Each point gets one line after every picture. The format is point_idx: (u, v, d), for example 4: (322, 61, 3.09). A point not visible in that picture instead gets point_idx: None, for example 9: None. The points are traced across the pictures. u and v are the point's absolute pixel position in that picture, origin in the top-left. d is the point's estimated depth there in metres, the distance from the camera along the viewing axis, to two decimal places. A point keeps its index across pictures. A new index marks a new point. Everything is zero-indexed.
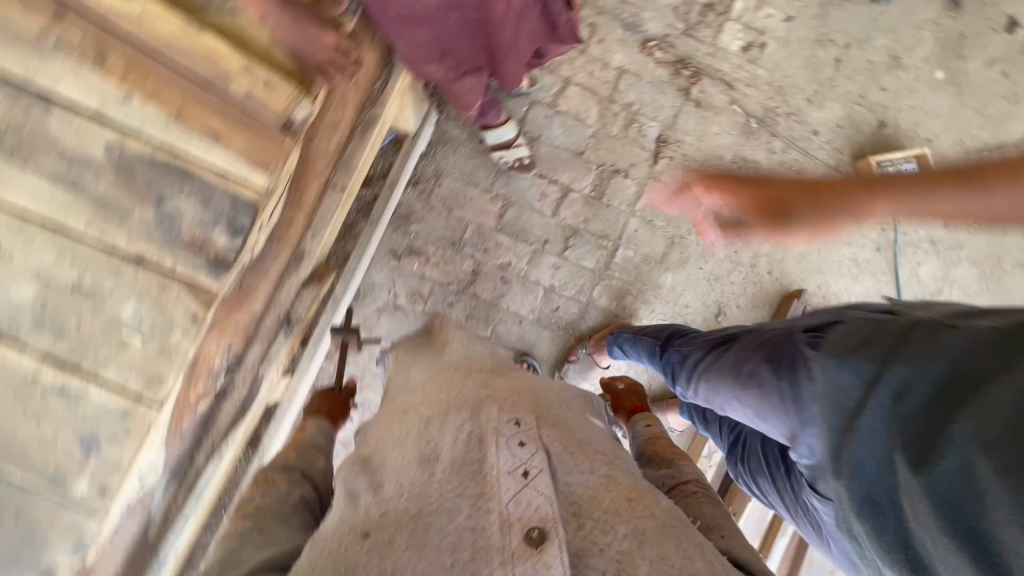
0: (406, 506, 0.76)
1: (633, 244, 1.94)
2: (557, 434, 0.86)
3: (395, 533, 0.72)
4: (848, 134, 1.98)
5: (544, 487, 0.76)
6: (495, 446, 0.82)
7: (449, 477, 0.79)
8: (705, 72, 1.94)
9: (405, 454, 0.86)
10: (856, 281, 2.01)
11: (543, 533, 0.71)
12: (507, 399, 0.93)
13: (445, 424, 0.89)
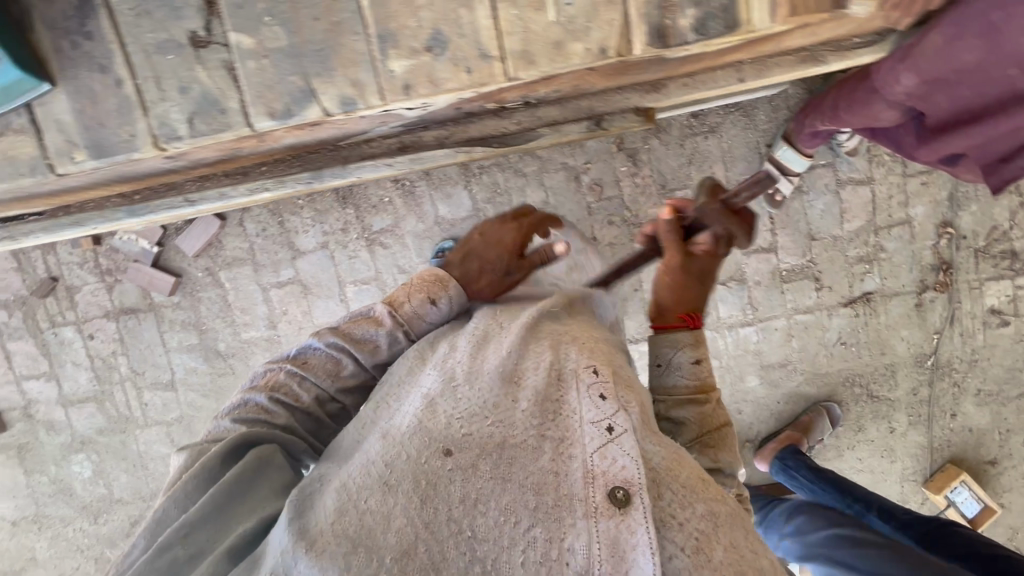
0: (489, 431, 0.78)
1: (763, 335, 1.87)
2: (632, 400, 0.82)
3: (477, 459, 0.75)
4: (969, 442, 1.96)
5: (630, 448, 0.76)
6: (575, 393, 0.82)
7: (528, 418, 0.80)
8: (952, 291, 1.88)
9: (484, 359, 0.86)
10: None
11: (628, 494, 0.73)
12: (587, 342, 0.90)
13: (522, 348, 0.87)
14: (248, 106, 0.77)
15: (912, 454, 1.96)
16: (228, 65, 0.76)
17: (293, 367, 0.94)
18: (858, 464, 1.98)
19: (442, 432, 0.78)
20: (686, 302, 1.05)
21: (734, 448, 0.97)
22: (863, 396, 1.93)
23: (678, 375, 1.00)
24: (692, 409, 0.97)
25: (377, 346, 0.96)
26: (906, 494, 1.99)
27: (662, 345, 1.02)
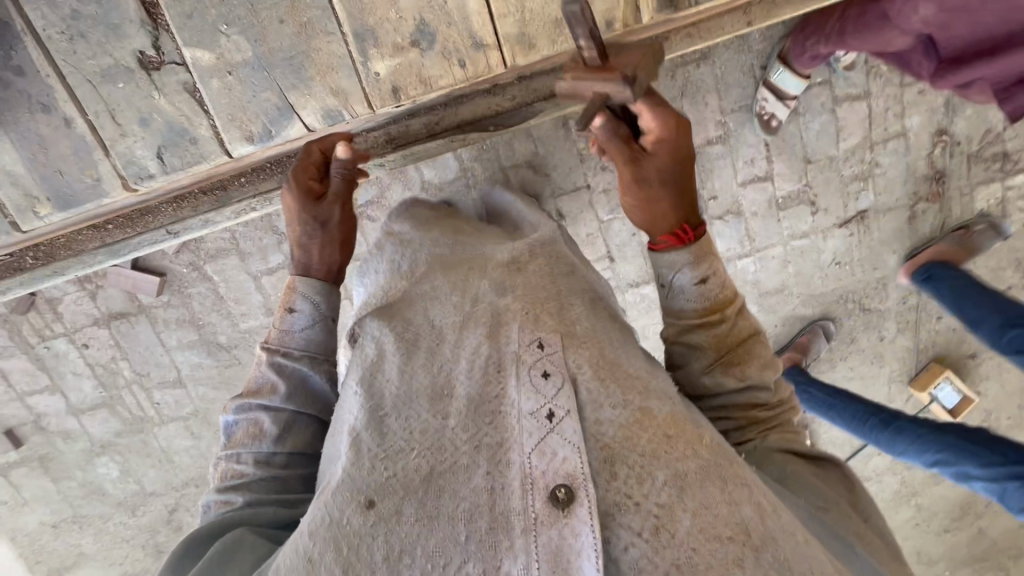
0: (418, 462, 0.79)
1: (761, 264, 1.89)
2: (584, 357, 0.87)
3: (401, 505, 0.75)
4: (952, 340, 2.07)
5: (571, 435, 0.78)
6: (514, 382, 0.84)
7: (465, 434, 0.81)
8: (943, 199, 1.89)
9: (413, 376, 0.88)
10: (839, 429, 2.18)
11: (571, 491, 0.74)
12: (531, 312, 0.92)
13: (459, 341, 0.91)
14: (219, 130, 1.20)
15: (900, 359, 2.08)
16: (183, 84, 1.16)
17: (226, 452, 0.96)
18: (851, 374, 2.09)
19: (361, 480, 0.78)
20: (669, 216, 1.00)
21: (764, 358, 0.99)
22: (856, 311, 2.00)
23: (684, 299, 1.00)
24: (704, 334, 0.99)
25: (276, 384, 0.99)
26: (894, 395, 2.13)
27: (661, 267, 1.01)
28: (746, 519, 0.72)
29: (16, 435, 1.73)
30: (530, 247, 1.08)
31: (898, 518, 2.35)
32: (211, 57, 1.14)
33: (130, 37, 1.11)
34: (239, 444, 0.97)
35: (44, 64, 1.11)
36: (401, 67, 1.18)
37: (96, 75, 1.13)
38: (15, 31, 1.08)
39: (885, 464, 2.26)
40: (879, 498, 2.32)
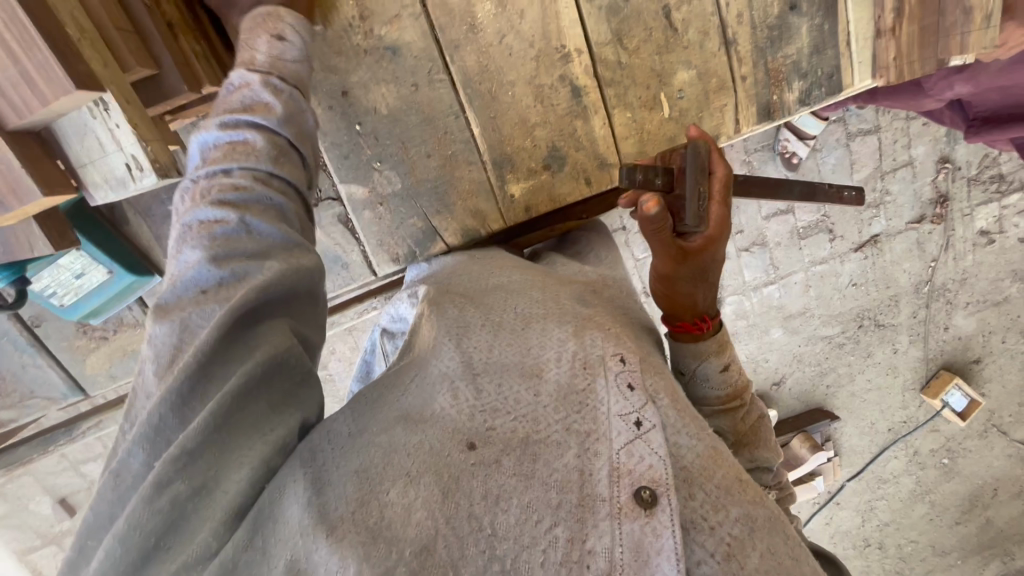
0: (515, 426, 0.70)
1: (785, 289, 1.99)
2: (661, 383, 0.78)
3: (501, 455, 0.67)
4: (958, 348, 2.20)
5: (659, 446, 0.69)
6: (603, 382, 0.75)
7: (559, 411, 0.72)
8: (947, 221, 2.00)
9: (503, 352, 0.81)
10: (858, 435, 2.30)
11: (655, 496, 0.65)
12: (609, 328, 0.85)
13: (546, 330, 0.84)
14: (365, 254, 1.40)
15: (911, 368, 2.21)
16: (339, 216, 1.37)
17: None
18: (868, 385, 2.22)
19: (461, 423, 0.69)
20: (699, 303, 0.98)
21: (768, 441, 1.05)
22: (871, 327, 2.12)
23: (709, 386, 1.00)
24: (726, 419, 1.00)
25: (272, 106, 0.80)
26: (907, 401, 2.27)
27: (686, 357, 1.00)
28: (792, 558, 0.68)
29: (70, 502, 1.73)
30: (591, 281, 1.06)
31: (912, 514, 2.48)
32: (363, 190, 1.27)
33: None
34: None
35: None
36: (535, 188, 1.31)
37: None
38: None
39: (900, 464, 2.39)
40: (896, 496, 2.45)
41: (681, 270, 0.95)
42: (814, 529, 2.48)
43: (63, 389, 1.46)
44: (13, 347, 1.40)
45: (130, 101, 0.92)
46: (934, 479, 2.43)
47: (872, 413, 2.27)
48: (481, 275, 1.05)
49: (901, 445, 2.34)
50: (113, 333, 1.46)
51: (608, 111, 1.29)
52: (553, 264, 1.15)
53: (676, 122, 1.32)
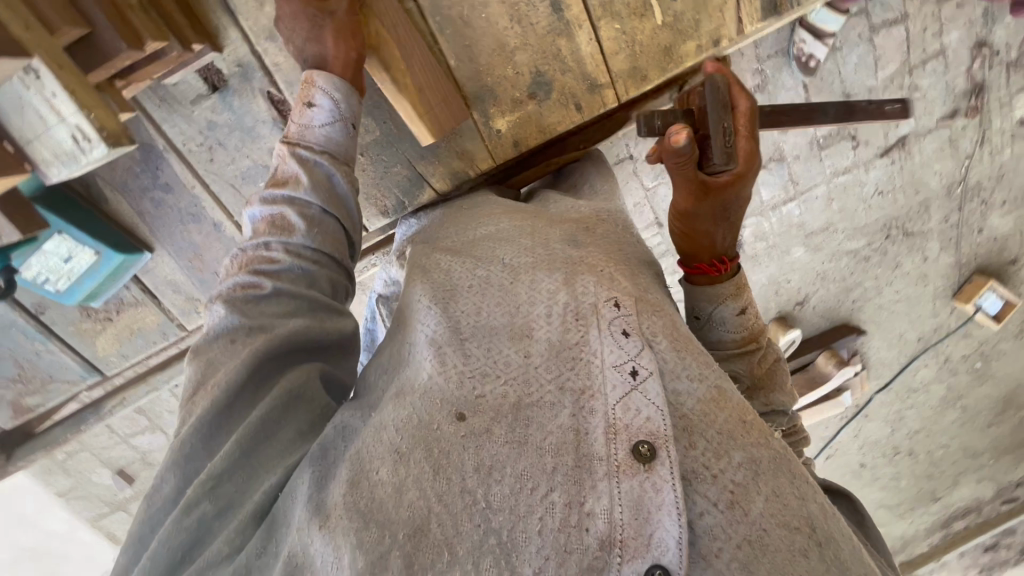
0: (506, 391, 0.73)
1: (806, 205, 1.90)
2: (659, 324, 0.78)
3: (492, 423, 0.70)
4: (992, 249, 2.10)
5: (655, 396, 0.69)
6: (596, 333, 0.76)
7: (549, 372, 0.74)
8: (982, 114, 1.85)
9: (491, 314, 0.82)
10: (886, 348, 2.27)
11: (653, 449, 0.66)
12: (604, 272, 0.84)
13: (535, 282, 0.84)
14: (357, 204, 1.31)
15: (942, 275, 2.13)
16: None
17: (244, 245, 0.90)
18: (897, 297, 2.15)
19: (455, 395, 0.73)
20: (716, 244, 0.97)
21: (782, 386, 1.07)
22: (899, 237, 2.03)
23: (724, 333, 1.01)
24: (742, 361, 1.02)
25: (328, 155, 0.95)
26: (938, 309, 2.20)
27: (701, 301, 1.00)
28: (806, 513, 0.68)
29: (128, 472, 1.86)
30: (588, 215, 1.02)
31: (942, 420, 2.48)
32: None
33: (266, 139, 1.31)
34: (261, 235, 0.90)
35: (187, 177, 1.34)
36: (523, 120, 1.25)
37: (235, 179, 1.35)
38: (158, 151, 1.30)
39: (930, 373, 2.36)
40: (926, 404, 2.44)
41: (703, 210, 0.93)
42: (843, 442, 2.51)
43: (81, 371, 1.52)
44: (23, 336, 1.43)
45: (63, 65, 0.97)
46: (966, 385, 2.40)
47: (900, 325, 2.22)
48: (469, 224, 1.02)
49: (931, 354, 2.30)
50: (116, 314, 1.48)
51: (593, 24, 1.20)
52: (543, 200, 1.11)
53: (670, 29, 1.21)
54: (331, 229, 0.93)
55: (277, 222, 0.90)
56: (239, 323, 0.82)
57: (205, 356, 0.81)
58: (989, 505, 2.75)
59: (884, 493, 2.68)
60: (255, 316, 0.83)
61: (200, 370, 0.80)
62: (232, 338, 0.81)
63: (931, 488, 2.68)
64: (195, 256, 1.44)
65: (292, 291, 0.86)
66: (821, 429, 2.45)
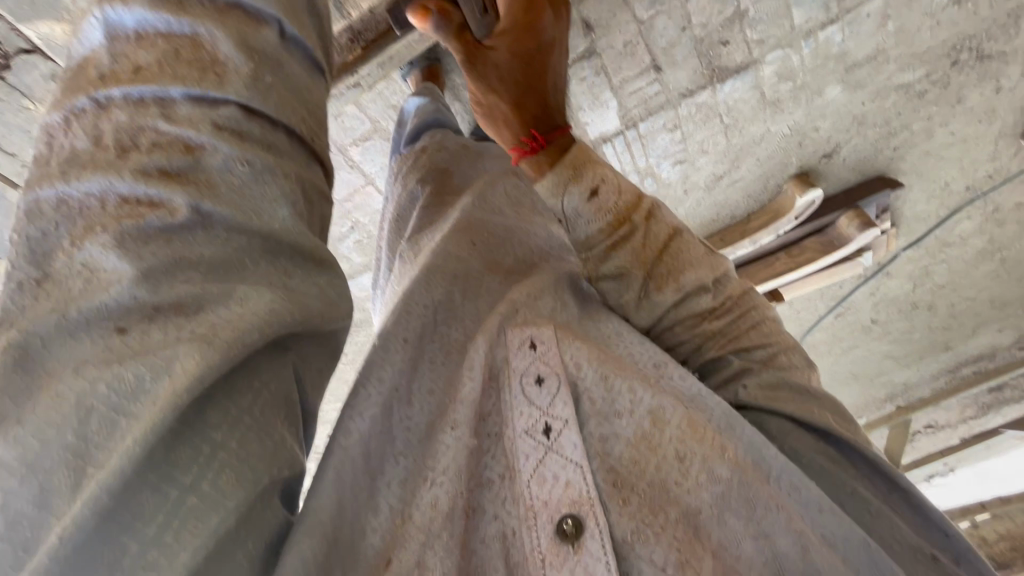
0: (433, 497, 0.53)
1: (852, 28, 1.47)
2: (584, 352, 0.63)
3: (424, 551, 0.50)
4: None
5: (573, 452, 0.57)
6: (509, 392, 0.60)
7: (447, 468, 0.55)
8: None
9: (422, 394, 0.59)
10: (925, 201, 1.98)
11: (580, 522, 0.53)
12: (529, 304, 0.68)
13: (466, 359, 0.62)
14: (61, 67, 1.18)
15: (1016, 108, 1.72)
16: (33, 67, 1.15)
17: (110, 90, 0.45)
18: (950, 139, 1.79)
19: (362, 492, 0.51)
20: (517, 129, 0.98)
21: (698, 259, 0.88)
22: (970, 61, 1.60)
23: (586, 224, 0.90)
24: (623, 253, 0.87)
25: None
26: (999, 152, 1.84)
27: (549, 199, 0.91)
28: (782, 554, 0.55)
29: None
30: (487, 185, 0.86)
31: (973, 273, 2.27)
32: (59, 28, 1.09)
33: None
34: (141, 84, 0.45)
35: None
36: None
37: None
38: None
39: (972, 225, 2.08)
40: (960, 258, 2.21)
41: (489, 71, 0.99)
42: (857, 300, 2.37)
43: None
44: None
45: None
46: (1013, 236, 2.13)
47: (948, 173, 1.89)
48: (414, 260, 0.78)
49: (979, 203, 2.00)
50: None
51: None
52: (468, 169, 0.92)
53: None
54: (291, 99, 0.52)
55: (183, 59, 0.47)
56: (144, 297, 0.39)
57: (68, 361, 0.37)
58: (1005, 351, 2.68)
59: (892, 345, 2.62)
60: (172, 271, 0.41)
61: (65, 387, 0.36)
62: (118, 324, 0.39)
63: (947, 338, 2.59)
64: None
65: (237, 223, 0.44)
66: (833, 289, 2.31)
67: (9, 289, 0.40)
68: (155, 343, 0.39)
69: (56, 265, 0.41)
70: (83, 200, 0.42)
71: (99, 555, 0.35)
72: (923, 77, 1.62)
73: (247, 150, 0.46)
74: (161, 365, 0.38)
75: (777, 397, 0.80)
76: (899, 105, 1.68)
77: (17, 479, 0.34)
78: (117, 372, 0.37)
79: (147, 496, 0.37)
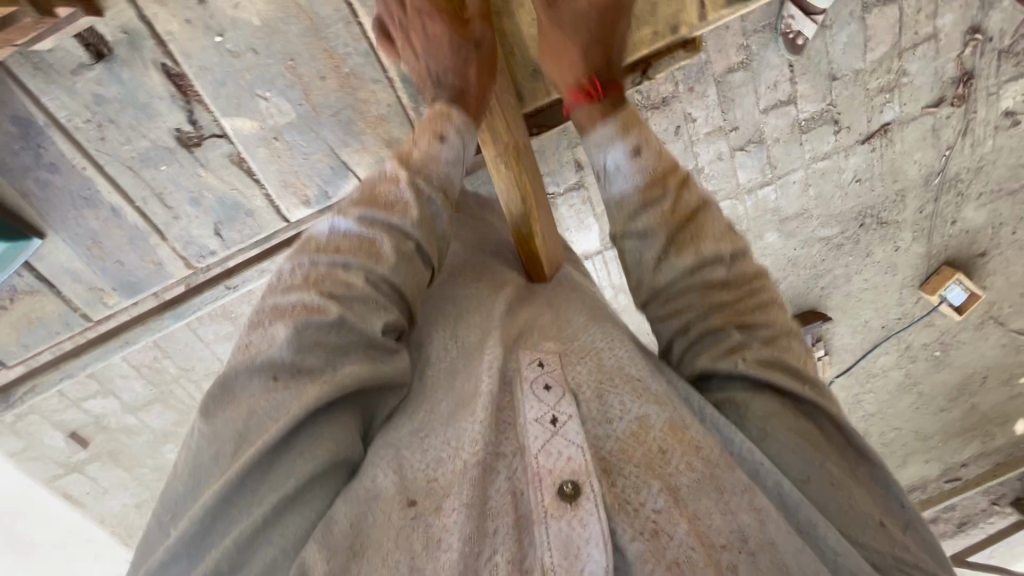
0: (466, 464, 0.82)
1: (782, 190, 1.86)
2: (582, 373, 0.93)
3: (443, 499, 0.80)
4: (960, 243, 2.11)
5: (575, 438, 0.84)
6: (523, 394, 0.90)
7: (469, 439, 0.85)
8: (969, 105, 1.80)
9: (447, 397, 0.93)
10: (851, 335, 2.30)
11: (577, 487, 0.79)
12: (534, 339, 1.00)
13: (488, 368, 0.94)
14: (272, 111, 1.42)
15: (913, 265, 2.14)
16: (227, 155, 1.45)
17: (321, 228, 1.01)
18: (865, 285, 2.16)
19: (418, 475, 0.83)
20: (581, 88, 1.20)
21: (721, 227, 1.09)
22: (874, 225, 2.01)
23: (625, 180, 1.12)
24: (657, 210, 1.09)
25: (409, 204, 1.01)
26: (904, 299, 2.22)
27: (591, 149, 1.16)
28: (748, 529, 0.78)
29: (81, 435, 1.80)
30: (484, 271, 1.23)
31: (897, 404, 2.56)
32: (249, 122, 1.42)
33: (164, 115, 1.37)
34: (337, 230, 0.99)
35: (72, 154, 1.37)
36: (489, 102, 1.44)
37: (132, 160, 1.41)
38: (39, 126, 1.32)
39: (891, 359, 2.40)
40: (884, 389, 2.50)
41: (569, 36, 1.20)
42: None
43: None
44: None
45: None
46: (924, 373, 2.47)
47: (867, 312, 2.24)
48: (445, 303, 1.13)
49: (894, 341, 2.34)
50: (12, 301, 1.51)
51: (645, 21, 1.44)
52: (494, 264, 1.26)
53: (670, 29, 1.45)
54: (407, 273, 0.99)
55: (361, 245, 0.97)
56: (282, 357, 0.87)
57: (245, 395, 0.88)
58: (934, 483, 2.90)
59: None
60: (302, 347, 0.88)
61: (251, 403, 0.86)
62: (272, 374, 0.87)
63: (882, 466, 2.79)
64: (94, 242, 1.49)
65: (355, 324, 0.92)
66: None
67: (242, 351, 0.92)
68: (290, 383, 0.87)
69: (258, 336, 0.92)
70: (285, 286, 0.96)
71: (251, 482, 0.81)
72: (839, 233, 2.01)
73: (369, 277, 0.95)
74: (289, 394, 0.86)
75: (773, 372, 0.96)
76: (823, 253, 2.05)
77: (225, 441, 0.84)
78: (270, 398, 0.85)
79: (276, 454, 0.83)
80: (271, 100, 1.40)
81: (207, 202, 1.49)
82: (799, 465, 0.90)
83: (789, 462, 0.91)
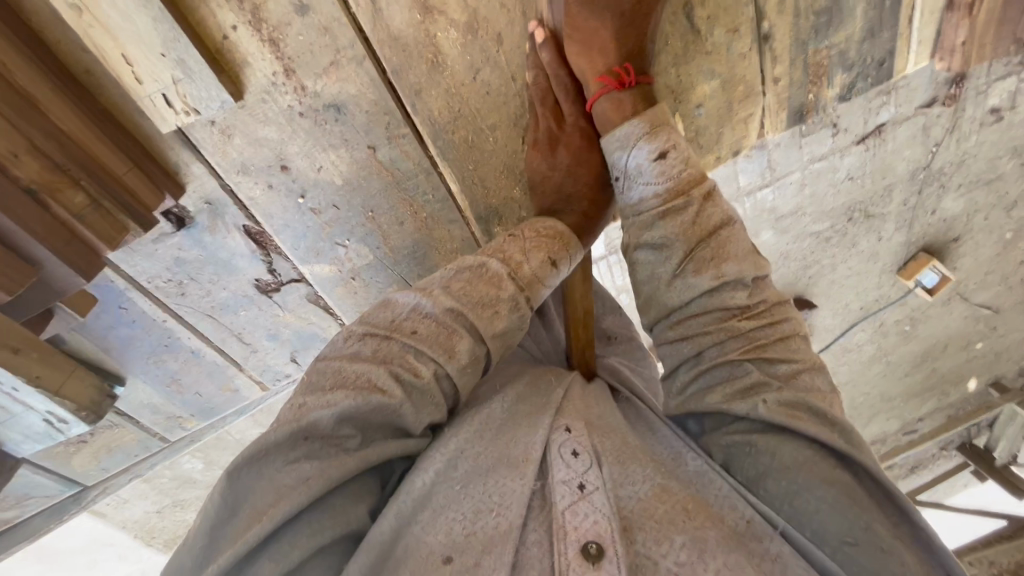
0: (498, 519, 0.79)
1: (779, 191, 1.90)
2: (608, 443, 0.89)
3: (481, 556, 0.75)
4: (937, 230, 2.22)
5: (601, 503, 0.78)
6: (552, 455, 0.86)
7: (504, 500, 0.81)
8: (960, 103, 1.80)
9: (484, 453, 0.88)
10: (832, 316, 2.44)
11: (600, 548, 0.73)
12: (568, 405, 0.96)
13: (521, 434, 0.90)
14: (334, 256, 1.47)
15: (892, 252, 2.26)
16: (303, 296, 1.58)
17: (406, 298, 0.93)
18: (849, 274, 2.28)
19: (446, 530, 0.79)
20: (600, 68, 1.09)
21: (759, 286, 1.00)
22: (861, 220, 2.10)
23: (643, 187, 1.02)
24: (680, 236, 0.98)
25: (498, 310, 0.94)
26: (882, 282, 2.37)
27: (614, 149, 1.05)
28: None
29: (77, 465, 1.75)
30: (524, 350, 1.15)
31: (868, 373, 2.77)
32: (329, 268, 1.49)
33: (245, 270, 1.47)
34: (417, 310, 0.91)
35: (159, 314, 1.48)
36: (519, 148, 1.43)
37: (212, 309, 1.52)
38: (121, 289, 1.40)
39: (866, 335, 2.57)
40: (858, 361, 2.70)
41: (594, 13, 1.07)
42: None
43: (61, 486, 1.74)
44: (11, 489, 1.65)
45: (20, 345, 1.18)
46: (894, 345, 2.67)
47: (848, 297, 2.38)
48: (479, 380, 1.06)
49: (871, 320, 2.50)
50: (92, 436, 1.70)
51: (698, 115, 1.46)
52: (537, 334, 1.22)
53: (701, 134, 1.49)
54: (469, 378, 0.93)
55: (439, 338, 0.89)
56: (311, 434, 0.80)
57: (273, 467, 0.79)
58: (895, 436, 3.22)
59: None
60: (342, 421, 0.82)
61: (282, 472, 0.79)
62: (305, 436, 0.80)
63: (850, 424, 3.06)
64: (174, 380, 1.65)
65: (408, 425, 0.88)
66: None
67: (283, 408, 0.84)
68: (317, 456, 0.81)
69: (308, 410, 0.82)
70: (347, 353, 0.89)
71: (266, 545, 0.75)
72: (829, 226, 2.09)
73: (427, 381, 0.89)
74: (321, 461, 0.81)
75: (798, 419, 0.86)
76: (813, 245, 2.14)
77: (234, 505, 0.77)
78: (300, 469, 0.79)
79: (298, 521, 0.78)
80: (351, 248, 1.46)
81: (284, 336, 1.67)
82: (840, 526, 0.80)
83: (830, 527, 0.81)
